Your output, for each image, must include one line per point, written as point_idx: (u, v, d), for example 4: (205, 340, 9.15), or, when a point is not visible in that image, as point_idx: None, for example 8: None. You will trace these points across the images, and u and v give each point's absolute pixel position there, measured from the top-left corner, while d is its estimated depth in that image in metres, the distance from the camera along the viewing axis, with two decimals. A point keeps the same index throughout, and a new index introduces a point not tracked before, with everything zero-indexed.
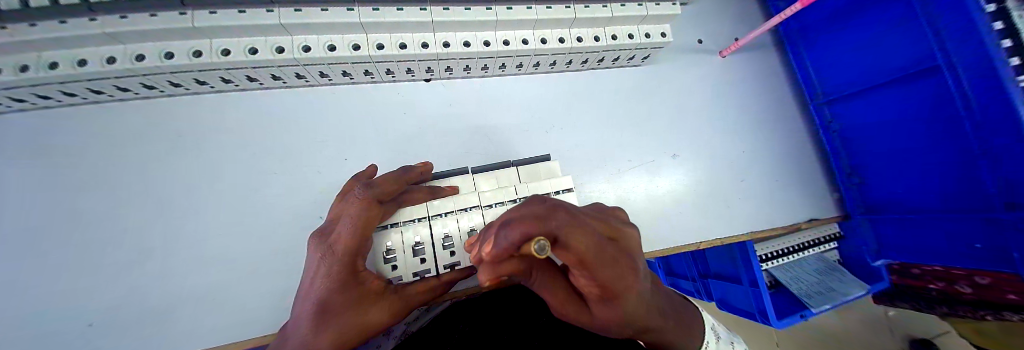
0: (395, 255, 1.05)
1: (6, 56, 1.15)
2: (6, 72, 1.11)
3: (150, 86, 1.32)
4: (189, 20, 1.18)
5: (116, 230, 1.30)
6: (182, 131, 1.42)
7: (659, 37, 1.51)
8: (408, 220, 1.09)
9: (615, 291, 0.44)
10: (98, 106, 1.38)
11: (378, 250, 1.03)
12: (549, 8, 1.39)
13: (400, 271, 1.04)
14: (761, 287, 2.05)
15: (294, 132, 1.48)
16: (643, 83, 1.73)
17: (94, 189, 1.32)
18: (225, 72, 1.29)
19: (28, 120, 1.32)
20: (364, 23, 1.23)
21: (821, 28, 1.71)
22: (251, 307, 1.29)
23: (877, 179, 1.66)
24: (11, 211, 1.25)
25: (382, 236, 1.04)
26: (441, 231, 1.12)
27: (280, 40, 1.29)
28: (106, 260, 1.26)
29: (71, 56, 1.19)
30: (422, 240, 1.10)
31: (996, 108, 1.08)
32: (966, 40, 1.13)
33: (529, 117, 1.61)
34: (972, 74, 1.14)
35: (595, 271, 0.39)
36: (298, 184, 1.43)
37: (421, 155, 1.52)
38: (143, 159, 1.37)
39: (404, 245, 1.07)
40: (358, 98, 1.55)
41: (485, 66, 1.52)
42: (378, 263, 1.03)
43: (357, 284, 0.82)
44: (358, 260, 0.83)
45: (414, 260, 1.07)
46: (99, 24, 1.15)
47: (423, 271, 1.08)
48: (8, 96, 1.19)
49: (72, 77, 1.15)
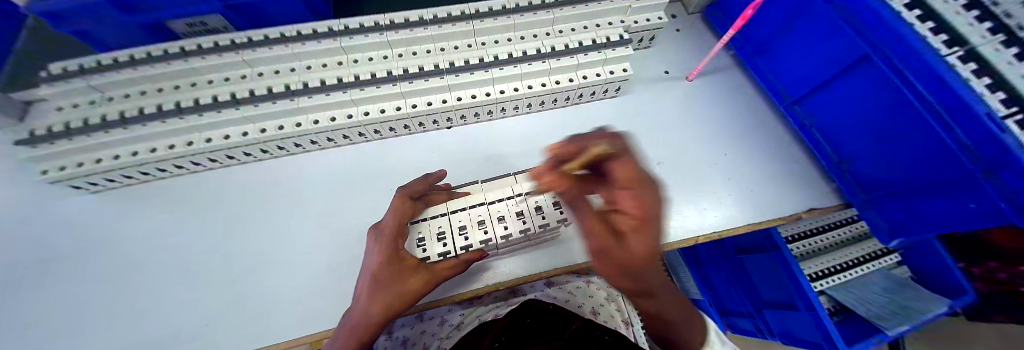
0: (445, 236, 1.33)
1: (143, 142, 1.65)
2: (142, 153, 1.61)
3: (247, 154, 1.79)
4: (281, 79, 1.77)
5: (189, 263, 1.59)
6: (257, 182, 1.83)
7: (624, 72, 1.82)
8: (432, 216, 1.37)
9: (647, 230, 0.66)
10: (204, 172, 1.85)
11: (413, 238, 1.31)
12: (531, 64, 1.80)
13: (428, 252, 1.27)
14: (819, 310, 1.97)
15: (347, 172, 1.87)
16: (622, 109, 2.04)
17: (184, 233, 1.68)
18: (299, 138, 1.75)
19: (152, 188, 1.80)
20: (404, 92, 1.70)
21: (770, 44, 1.93)
22: (303, 310, 1.46)
23: (864, 165, 1.59)
24: (132, 249, 1.63)
25: (432, 222, 1.35)
26: (477, 216, 1.36)
27: (333, 111, 1.73)
28: (174, 299, 1.51)
29: (190, 137, 1.67)
30: (445, 229, 1.35)
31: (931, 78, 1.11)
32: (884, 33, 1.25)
33: (530, 146, 1.94)
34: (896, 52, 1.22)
35: (642, 200, 0.68)
36: (343, 215, 1.73)
37: (392, 180, 1.85)
38: (221, 210, 1.74)
39: (431, 232, 1.33)
40: (391, 148, 1.95)
41: (490, 111, 1.92)
42: (432, 241, 1.31)
43: (397, 260, 1.07)
44: (399, 244, 1.12)
45: (461, 238, 1.31)
46: (212, 114, 1.65)
47: (467, 246, 1.30)
48: (148, 168, 1.68)
49: (192, 151, 1.63)
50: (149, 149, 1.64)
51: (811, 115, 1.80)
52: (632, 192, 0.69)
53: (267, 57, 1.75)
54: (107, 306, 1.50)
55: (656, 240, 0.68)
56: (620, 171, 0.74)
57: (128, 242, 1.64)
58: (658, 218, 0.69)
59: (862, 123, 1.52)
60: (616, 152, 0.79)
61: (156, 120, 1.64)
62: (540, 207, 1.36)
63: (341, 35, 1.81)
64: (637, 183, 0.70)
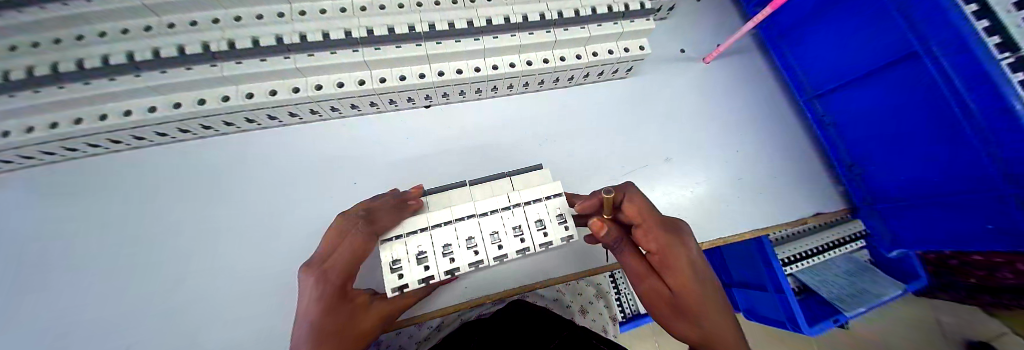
0: (427, 256, 1.16)
1: (44, 113, 1.34)
2: (37, 130, 1.31)
3: (185, 129, 1.52)
4: (212, 37, 1.41)
5: (139, 257, 1.44)
6: (204, 164, 1.60)
7: (639, 51, 1.57)
8: (411, 231, 1.17)
9: (663, 251, 0.92)
10: (139, 150, 1.58)
11: (383, 262, 1.12)
12: (531, 34, 1.49)
13: (406, 279, 1.11)
14: (787, 293, 1.93)
15: (310, 157, 1.63)
16: (629, 94, 1.80)
17: (124, 223, 1.48)
18: (248, 113, 1.47)
19: (77, 167, 1.54)
20: (368, 61, 1.38)
21: (798, 30, 1.72)
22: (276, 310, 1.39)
23: (876, 169, 1.57)
24: (66, 240, 1.44)
25: (413, 240, 1.16)
26: (465, 235, 1.20)
27: (273, 83, 1.45)
28: (123, 296, 1.38)
29: (107, 110, 1.39)
30: (425, 249, 1.17)
31: (987, 98, 1.00)
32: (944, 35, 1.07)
33: (523, 132, 1.71)
34: (951, 58, 1.07)
35: (648, 230, 0.95)
36: (309, 208, 1.55)
37: (367, 168, 1.62)
38: (168, 196, 1.54)
39: (408, 255, 1.15)
40: (361, 127, 1.69)
41: (478, 89, 1.64)
42: (412, 264, 1.14)
43: (344, 304, 1.01)
44: (346, 285, 1.05)
45: (445, 260, 1.17)
46: (125, 82, 1.34)
47: (453, 270, 1.16)
48: (61, 147, 1.40)
49: (105, 128, 1.34)
50: (54, 123, 1.34)
51: (830, 111, 1.71)
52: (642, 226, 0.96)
53: (183, 4, 1.37)
54: (45, 303, 1.35)
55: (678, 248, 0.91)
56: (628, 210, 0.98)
57: (61, 232, 1.45)
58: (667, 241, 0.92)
59: (886, 128, 1.45)
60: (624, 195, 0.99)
61: (59, 86, 1.33)
62: (542, 220, 1.23)
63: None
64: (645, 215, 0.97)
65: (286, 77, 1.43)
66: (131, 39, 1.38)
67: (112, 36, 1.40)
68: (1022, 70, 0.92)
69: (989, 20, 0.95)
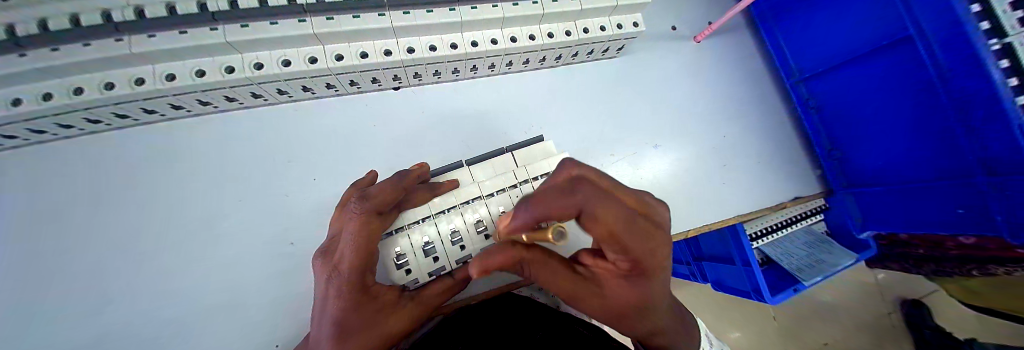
0: (407, 259, 1.02)
1: None
2: None
3: (95, 120, 1.23)
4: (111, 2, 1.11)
5: (48, 278, 1.18)
6: (132, 164, 1.32)
7: (632, 28, 1.44)
8: (412, 222, 1.05)
9: (643, 266, 0.58)
10: (30, 148, 1.26)
11: (388, 257, 1.00)
12: (516, 5, 1.30)
13: (415, 274, 1.02)
14: (754, 265, 1.94)
15: (260, 149, 1.40)
16: (619, 75, 1.68)
17: (25, 243, 1.19)
18: (172, 98, 1.21)
19: None
20: (318, 34, 1.15)
21: (790, 9, 1.66)
22: (242, 322, 1.25)
23: (856, 153, 1.63)
24: None
25: (389, 243, 1.00)
26: (447, 228, 1.07)
27: (200, 61, 1.20)
28: (41, 330, 1.14)
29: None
30: (431, 240, 1.06)
31: (978, 83, 1.02)
32: (940, 16, 1.05)
33: (507, 117, 1.56)
34: (944, 42, 1.08)
35: (627, 245, 0.52)
36: (264, 210, 1.35)
37: (333, 161, 1.43)
38: (79, 202, 1.26)
39: (414, 247, 1.03)
40: (322, 114, 1.47)
41: (455, 69, 1.45)
42: (391, 269, 1.00)
43: (369, 299, 0.82)
44: (367, 277, 0.83)
45: (428, 260, 1.04)
46: (2, 62, 1.03)
47: (438, 269, 1.05)
48: None
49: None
50: None
51: (815, 95, 1.71)
52: (617, 246, 0.53)
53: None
54: None
55: (660, 264, 0.59)
56: (594, 225, 0.48)
57: None
58: (652, 249, 0.55)
59: (872, 112, 1.47)
60: (582, 184, 0.48)
61: None
62: None
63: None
64: (621, 229, 0.49)
65: (217, 53, 1.17)
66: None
67: None
68: (1006, 57, 0.97)
69: (982, 5, 0.98)
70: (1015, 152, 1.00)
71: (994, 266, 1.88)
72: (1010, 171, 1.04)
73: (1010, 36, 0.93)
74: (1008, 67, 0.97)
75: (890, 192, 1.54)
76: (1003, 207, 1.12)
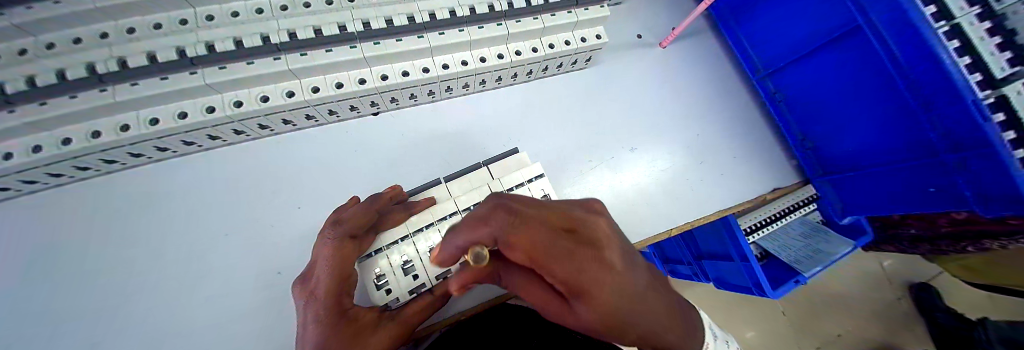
0: (387, 279, 1.04)
1: None
2: None
3: (84, 167, 1.27)
4: (100, 57, 1.18)
5: (35, 327, 1.18)
6: (122, 206, 1.36)
7: (596, 39, 1.50)
8: (390, 243, 1.08)
9: (579, 289, 0.39)
10: (21, 200, 1.29)
11: (368, 278, 1.02)
12: (482, 27, 1.37)
13: (395, 293, 1.03)
14: (752, 261, 1.93)
15: (245, 182, 1.44)
16: (591, 84, 1.73)
17: (12, 293, 1.20)
18: (157, 141, 1.26)
19: None
20: (293, 70, 1.21)
21: (747, 9, 1.74)
22: None
23: (828, 141, 1.66)
24: None
25: (368, 264, 1.03)
26: (425, 245, 1.10)
27: (182, 104, 1.25)
28: None
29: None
30: (410, 258, 1.09)
31: (925, 64, 1.06)
32: (884, 5, 1.11)
33: (485, 133, 1.61)
34: (891, 29, 1.12)
35: (549, 268, 0.40)
36: (251, 241, 1.38)
37: (317, 188, 1.47)
38: (66, 248, 1.28)
39: (393, 267, 1.06)
40: (305, 143, 1.52)
41: (430, 91, 1.50)
42: (371, 290, 1.01)
43: (348, 321, 0.81)
44: (344, 300, 0.84)
45: (407, 278, 1.06)
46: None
47: (418, 286, 1.06)
48: None
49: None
50: None
51: (782, 89, 1.77)
52: (541, 271, 0.41)
53: (62, 18, 1.15)
54: None
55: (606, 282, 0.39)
56: (514, 252, 0.42)
57: None
58: (579, 265, 0.39)
59: (836, 99, 1.52)
60: (504, 211, 0.45)
61: None
62: None
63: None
64: (539, 250, 0.40)
65: (197, 95, 1.23)
66: None
67: None
68: (956, 37, 1.01)
69: None
70: (972, 128, 1.02)
71: (986, 241, 1.88)
72: (971, 147, 1.07)
73: (955, 18, 0.98)
74: (959, 47, 1.01)
75: (867, 176, 1.55)
76: (971, 183, 1.13)
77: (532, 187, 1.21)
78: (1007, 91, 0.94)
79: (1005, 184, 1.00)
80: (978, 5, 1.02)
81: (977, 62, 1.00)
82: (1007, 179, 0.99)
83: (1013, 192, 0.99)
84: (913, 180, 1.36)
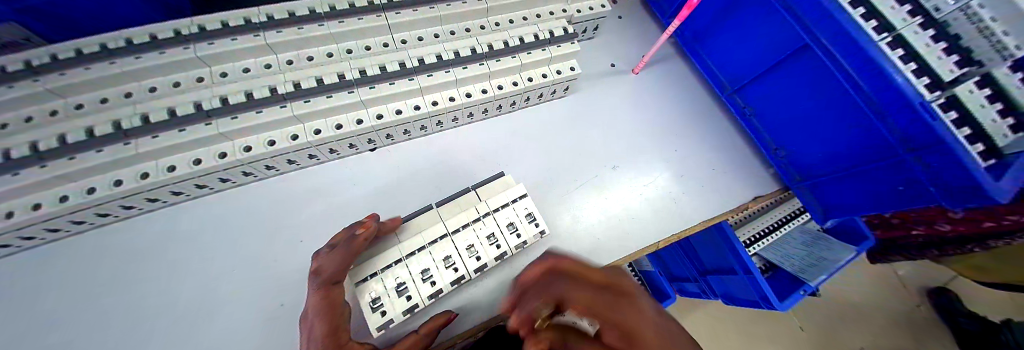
0: (382, 302, 1.10)
1: None
2: None
3: (103, 214, 1.37)
4: (128, 115, 1.34)
5: None
6: (136, 248, 1.44)
7: (570, 71, 1.65)
8: (385, 266, 1.15)
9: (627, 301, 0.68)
10: (44, 247, 1.39)
11: (364, 302, 1.08)
12: (466, 68, 1.53)
13: (390, 314, 1.08)
14: (755, 273, 1.92)
15: (251, 219, 1.54)
16: (571, 110, 1.87)
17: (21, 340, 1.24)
18: (172, 186, 1.37)
19: None
20: (298, 115, 1.35)
21: (709, 35, 1.93)
22: None
23: (800, 148, 1.75)
24: None
25: (364, 288, 1.09)
26: (418, 268, 1.16)
27: (197, 151, 1.38)
28: None
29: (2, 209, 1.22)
30: (403, 281, 1.14)
31: (870, 70, 1.17)
32: (825, 24, 1.26)
33: (475, 161, 1.72)
34: (834, 44, 1.25)
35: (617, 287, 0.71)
36: (255, 276, 1.44)
37: (318, 221, 1.56)
38: (78, 292, 1.33)
39: (388, 290, 1.11)
40: (307, 181, 1.63)
41: (422, 126, 1.63)
42: (367, 312, 1.07)
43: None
44: (340, 337, 0.92)
45: (401, 300, 1.11)
46: (25, 175, 1.20)
47: (412, 307, 1.11)
48: None
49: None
50: None
51: (749, 103, 1.90)
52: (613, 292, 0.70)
53: (91, 81, 1.31)
54: None
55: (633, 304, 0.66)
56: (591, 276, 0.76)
57: None
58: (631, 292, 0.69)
59: (798, 109, 1.63)
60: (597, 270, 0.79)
61: None
62: (513, 223, 1.27)
63: (197, 42, 1.40)
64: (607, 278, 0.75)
65: (212, 142, 1.36)
66: (30, 128, 1.26)
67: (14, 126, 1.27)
68: (900, 46, 1.14)
69: (866, 8, 1.19)
70: (919, 124, 1.11)
71: (990, 240, 1.84)
72: (926, 146, 1.14)
73: (896, 29, 1.13)
74: (905, 54, 1.13)
75: (842, 179, 1.61)
76: (932, 179, 1.18)
77: (517, 207, 1.30)
78: (958, 91, 1.06)
79: (961, 179, 1.07)
80: (921, 15, 1.18)
81: (923, 66, 1.12)
82: (963, 172, 1.05)
83: (970, 185, 1.05)
84: (881, 180, 1.41)
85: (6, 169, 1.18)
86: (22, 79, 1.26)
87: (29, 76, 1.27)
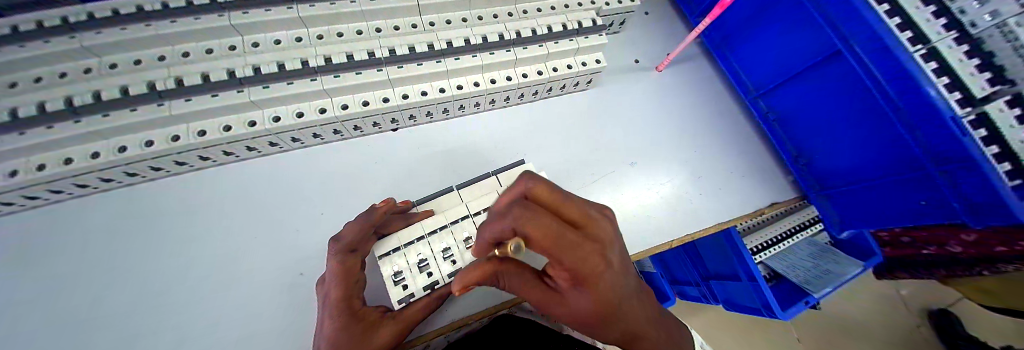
0: (404, 276, 1.12)
1: None
2: None
3: (132, 173, 1.41)
4: (162, 78, 1.36)
5: (74, 317, 1.27)
6: (161, 208, 1.48)
7: (595, 64, 1.65)
8: (408, 242, 1.17)
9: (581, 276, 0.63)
10: (74, 200, 1.43)
11: (386, 275, 1.11)
12: (493, 53, 1.54)
13: (412, 289, 1.10)
14: (759, 280, 1.92)
15: (273, 189, 1.57)
16: (592, 104, 1.87)
17: (53, 288, 1.29)
18: (199, 150, 1.40)
19: None
20: (327, 89, 1.36)
21: (738, 38, 1.91)
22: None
23: (822, 156, 1.74)
24: None
25: (387, 261, 1.12)
26: (439, 246, 1.18)
27: (226, 118, 1.41)
28: None
29: (38, 161, 1.26)
30: (425, 257, 1.17)
31: (901, 82, 1.16)
32: (860, 32, 1.24)
33: (494, 148, 1.73)
34: (869, 52, 1.24)
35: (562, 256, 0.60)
36: (274, 244, 1.47)
37: (338, 196, 1.58)
38: (107, 247, 1.38)
39: (410, 265, 1.14)
40: (329, 155, 1.65)
41: (444, 109, 1.65)
42: (390, 285, 1.10)
43: (356, 323, 0.92)
44: (354, 303, 0.95)
45: (423, 276, 1.13)
46: (62, 129, 1.23)
47: (433, 283, 1.12)
48: None
49: (31, 181, 1.21)
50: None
51: (774, 108, 1.89)
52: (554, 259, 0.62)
53: (125, 42, 1.34)
54: None
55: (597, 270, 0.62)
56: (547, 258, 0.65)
57: None
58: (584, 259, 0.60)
59: (825, 117, 1.62)
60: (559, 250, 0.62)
61: None
62: None
63: (231, 10, 1.41)
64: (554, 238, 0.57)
65: (241, 110, 1.39)
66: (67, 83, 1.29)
67: (51, 81, 1.31)
68: (934, 59, 1.08)
69: (902, 18, 1.13)
70: (946, 138, 1.10)
71: (1001, 264, 1.83)
72: (954, 161, 1.12)
73: (930, 41, 1.07)
74: (937, 68, 1.07)
75: (864, 190, 1.60)
76: (956, 195, 1.18)
77: None
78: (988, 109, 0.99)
79: (986, 195, 1.06)
80: (955, 30, 1.11)
81: (954, 81, 1.06)
82: (989, 189, 1.03)
83: (995, 204, 1.04)
84: (906, 193, 1.40)
85: (40, 122, 1.22)
86: (59, 35, 1.30)
87: (64, 32, 1.30)
